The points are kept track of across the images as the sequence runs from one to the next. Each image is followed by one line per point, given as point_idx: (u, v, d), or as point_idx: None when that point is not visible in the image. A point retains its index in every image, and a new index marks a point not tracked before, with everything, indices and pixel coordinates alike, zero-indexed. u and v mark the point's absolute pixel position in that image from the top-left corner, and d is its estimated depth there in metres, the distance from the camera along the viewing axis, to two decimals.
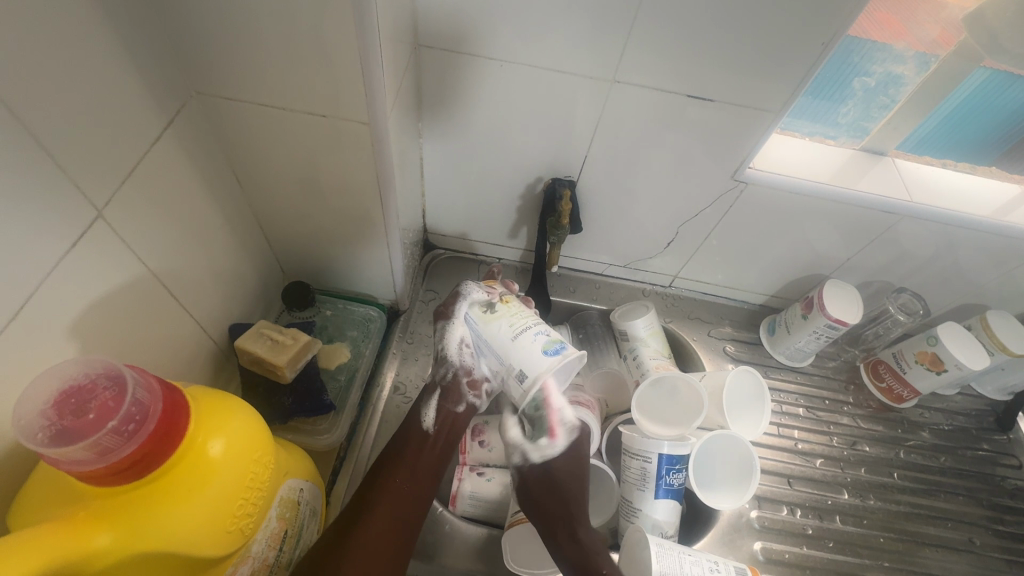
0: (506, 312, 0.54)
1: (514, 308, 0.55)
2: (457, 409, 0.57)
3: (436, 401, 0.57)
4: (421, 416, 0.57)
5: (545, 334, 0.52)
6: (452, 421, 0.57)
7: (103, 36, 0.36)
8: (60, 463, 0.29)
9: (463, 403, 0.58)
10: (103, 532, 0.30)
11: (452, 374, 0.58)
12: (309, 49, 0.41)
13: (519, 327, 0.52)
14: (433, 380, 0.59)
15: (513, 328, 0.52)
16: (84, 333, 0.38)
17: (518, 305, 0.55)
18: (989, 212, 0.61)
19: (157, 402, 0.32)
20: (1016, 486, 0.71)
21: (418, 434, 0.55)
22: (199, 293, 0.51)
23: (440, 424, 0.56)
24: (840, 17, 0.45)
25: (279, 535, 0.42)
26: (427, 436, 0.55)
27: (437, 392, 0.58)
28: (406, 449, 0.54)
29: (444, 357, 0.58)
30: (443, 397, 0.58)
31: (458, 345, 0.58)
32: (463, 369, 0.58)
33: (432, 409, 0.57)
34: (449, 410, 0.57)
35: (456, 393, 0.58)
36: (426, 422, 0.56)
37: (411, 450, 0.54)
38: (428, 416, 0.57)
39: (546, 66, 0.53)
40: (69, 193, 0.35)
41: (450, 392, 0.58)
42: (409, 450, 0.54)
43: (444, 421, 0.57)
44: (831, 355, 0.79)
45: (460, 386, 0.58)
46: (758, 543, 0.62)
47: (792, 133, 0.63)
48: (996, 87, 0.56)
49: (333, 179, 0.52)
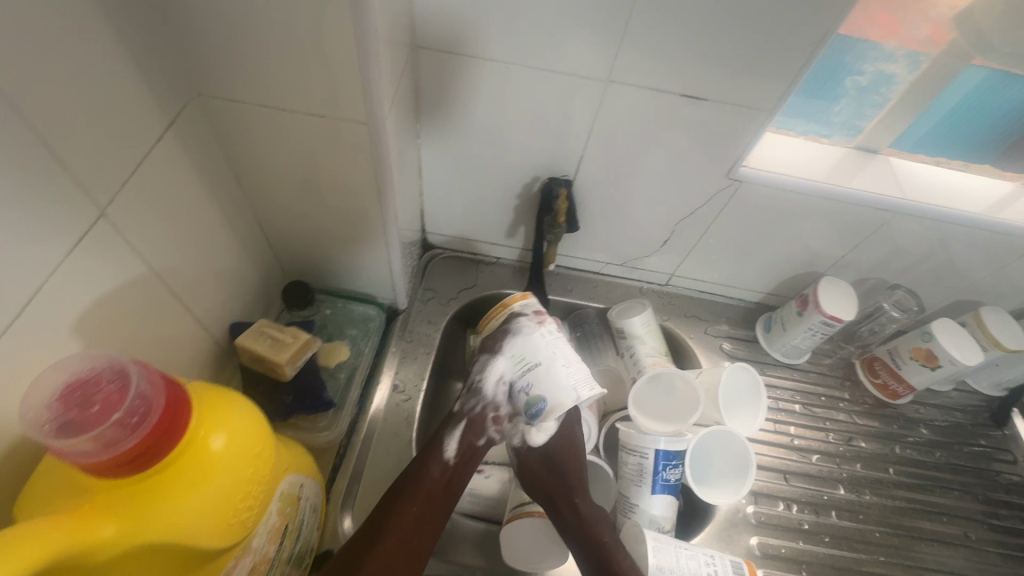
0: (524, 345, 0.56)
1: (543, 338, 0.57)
2: (478, 443, 0.55)
3: (458, 433, 0.55)
4: (444, 445, 0.54)
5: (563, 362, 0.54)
6: (473, 454, 0.55)
7: (106, 40, 0.36)
8: (66, 455, 0.30)
9: (484, 437, 0.56)
10: (107, 524, 0.31)
11: (481, 408, 0.56)
12: (308, 50, 0.41)
13: (524, 366, 0.55)
14: (461, 411, 0.57)
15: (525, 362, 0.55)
16: (87, 330, 0.39)
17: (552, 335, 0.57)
18: (981, 208, 0.62)
19: (160, 396, 0.33)
20: (1012, 481, 0.72)
21: (439, 463, 0.53)
22: (200, 292, 0.52)
23: (462, 456, 0.54)
24: (831, 16, 0.46)
25: (279, 529, 0.43)
26: (448, 466, 0.53)
27: (462, 424, 0.56)
28: (425, 476, 0.52)
29: (477, 390, 0.57)
30: (467, 430, 0.56)
31: (496, 381, 0.57)
32: (493, 405, 0.57)
33: (454, 439, 0.55)
34: (470, 442, 0.55)
35: (480, 427, 0.56)
36: (448, 453, 0.54)
37: (429, 479, 0.52)
38: (450, 446, 0.54)
39: (542, 65, 0.54)
40: (73, 192, 0.36)
41: (474, 424, 0.56)
42: (427, 479, 0.52)
43: (464, 452, 0.55)
44: (826, 352, 0.79)
45: (486, 421, 0.56)
46: (755, 538, 0.62)
47: (786, 132, 0.64)
48: (991, 86, 0.56)
49: (333, 179, 0.52)
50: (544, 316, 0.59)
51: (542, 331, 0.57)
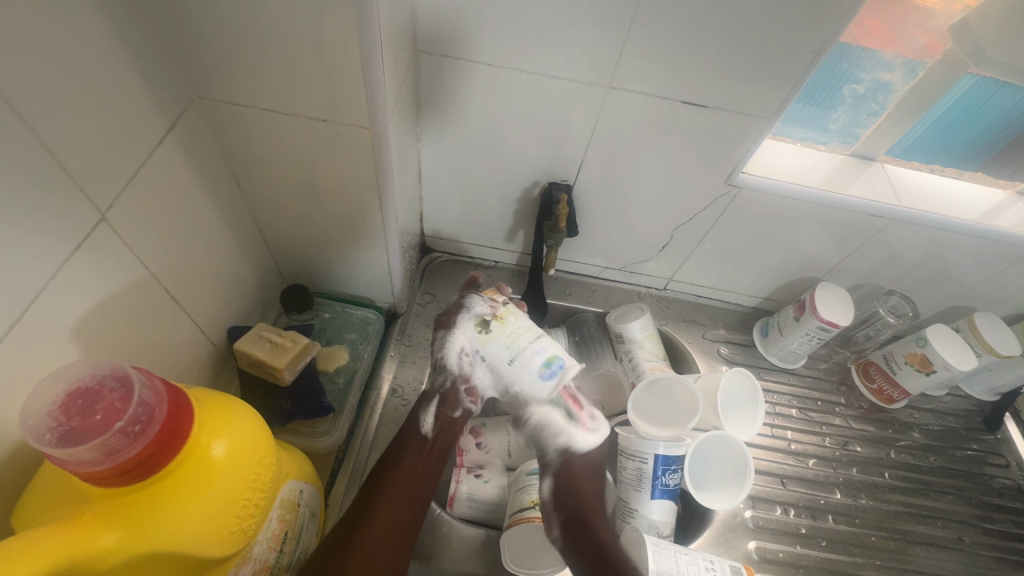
0: (501, 332, 0.56)
1: (509, 327, 0.57)
2: (455, 414, 0.60)
3: (434, 407, 0.60)
4: (421, 420, 0.59)
5: (543, 354, 0.55)
6: (449, 426, 0.59)
7: (108, 41, 0.36)
8: (67, 463, 0.29)
9: (460, 408, 0.60)
10: (108, 533, 0.31)
11: (450, 382, 0.60)
12: (311, 54, 0.41)
13: (516, 350, 0.55)
14: (432, 387, 0.61)
15: (509, 351, 0.55)
16: (85, 335, 0.38)
17: (513, 321, 0.57)
18: (973, 216, 0.63)
19: (163, 404, 0.33)
20: (1004, 485, 0.73)
21: (416, 438, 0.57)
22: (199, 296, 0.51)
23: (438, 428, 0.58)
24: (830, 26, 0.46)
25: (279, 536, 0.43)
26: (426, 439, 0.57)
27: (435, 399, 0.60)
28: (404, 454, 0.56)
29: (443, 367, 0.60)
30: (442, 403, 0.60)
31: (457, 355, 0.59)
32: (461, 377, 0.60)
33: (430, 414, 0.59)
34: (447, 415, 0.60)
35: (455, 399, 0.60)
36: (425, 428, 0.58)
37: (410, 454, 0.56)
38: (427, 421, 0.58)
39: (543, 71, 0.54)
40: (73, 198, 0.35)
41: (448, 398, 0.60)
42: (408, 456, 0.55)
43: (441, 426, 0.59)
44: (823, 357, 0.80)
45: (458, 393, 0.60)
46: (753, 542, 0.63)
47: (784, 139, 0.64)
48: (982, 93, 0.57)
49: (333, 183, 0.52)
50: (498, 299, 0.59)
51: (501, 320, 0.57)
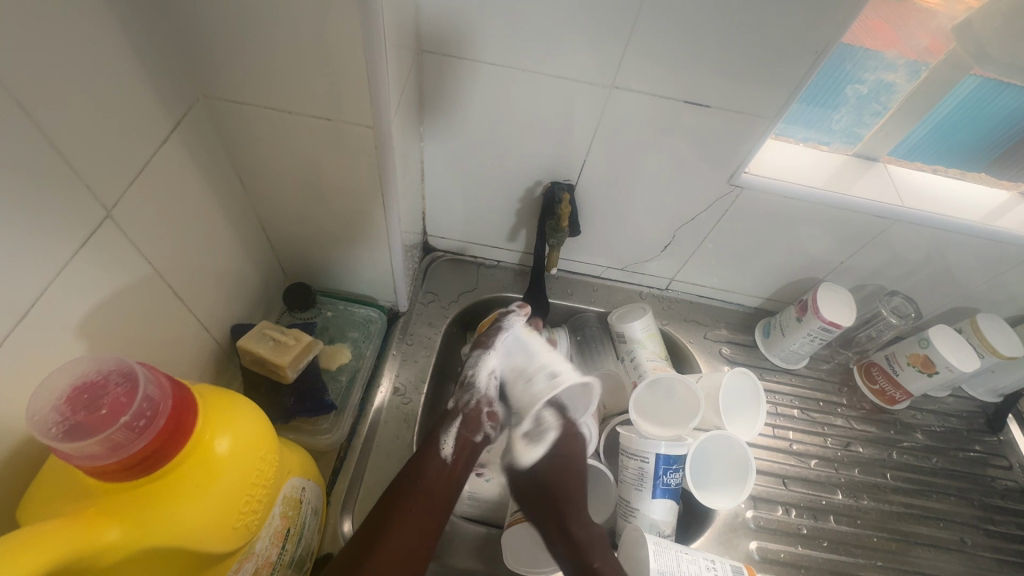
0: (520, 345, 0.64)
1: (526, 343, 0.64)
2: (475, 438, 0.59)
3: (456, 429, 0.58)
4: (442, 442, 0.57)
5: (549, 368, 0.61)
6: (470, 449, 0.58)
7: (114, 40, 0.36)
8: (72, 458, 0.29)
9: (481, 432, 0.59)
10: (112, 527, 0.31)
11: (475, 402, 0.60)
12: (315, 53, 0.41)
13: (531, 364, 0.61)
14: (456, 407, 0.60)
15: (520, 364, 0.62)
16: (90, 332, 0.39)
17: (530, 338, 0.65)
18: (977, 217, 0.62)
19: (167, 399, 0.33)
20: (1006, 486, 0.72)
21: (435, 460, 0.55)
22: (203, 293, 0.52)
23: (459, 451, 0.57)
24: (833, 26, 0.46)
25: (281, 533, 0.43)
26: (445, 463, 0.56)
27: (458, 420, 0.59)
28: (423, 476, 0.54)
29: (470, 385, 0.61)
30: (463, 425, 0.59)
31: (488, 375, 0.62)
32: (486, 400, 0.61)
33: (451, 436, 0.57)
34: (467, 439, 0.58)
35: (476, 423, 0.59)
36: (444, 451, 0.56)
37: (429, 476, 0.54)
38: (447, 443, 0.57)
39: (546, 72, 0.54)
40: (78, 194, 0.36)
41: (470, 420, 0.59)
42: (426, 477, 0.54)
43: (461, 449, 0.57)
44: (824, 358, 0.80)
45: (480, 417, 0.60)
46: (754, 543, 0.63)
47: (786, 139, 0.65)
48: (986, 93, 0.57)
49: (336, 182, 0.52)
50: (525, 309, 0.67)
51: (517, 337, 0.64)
